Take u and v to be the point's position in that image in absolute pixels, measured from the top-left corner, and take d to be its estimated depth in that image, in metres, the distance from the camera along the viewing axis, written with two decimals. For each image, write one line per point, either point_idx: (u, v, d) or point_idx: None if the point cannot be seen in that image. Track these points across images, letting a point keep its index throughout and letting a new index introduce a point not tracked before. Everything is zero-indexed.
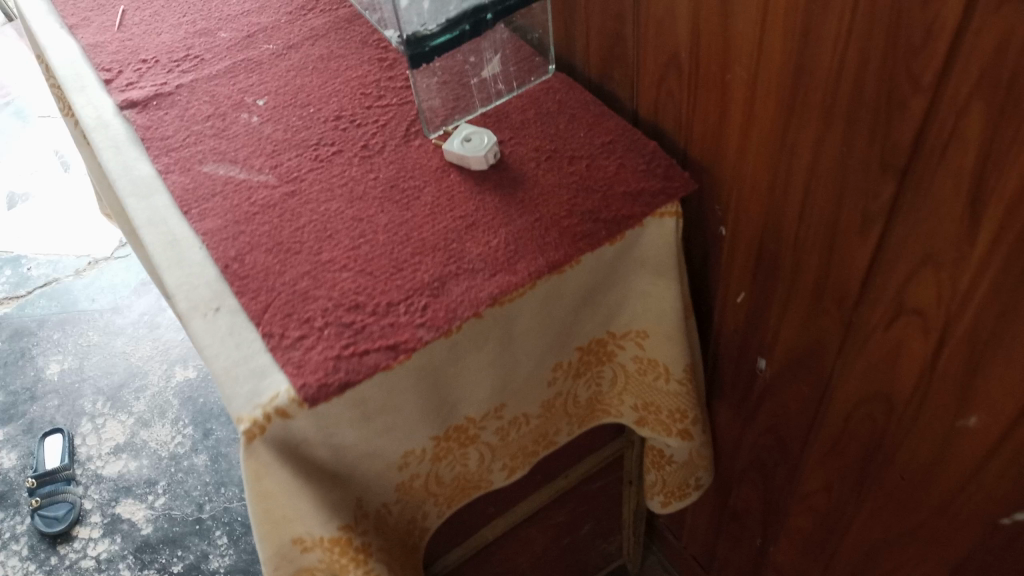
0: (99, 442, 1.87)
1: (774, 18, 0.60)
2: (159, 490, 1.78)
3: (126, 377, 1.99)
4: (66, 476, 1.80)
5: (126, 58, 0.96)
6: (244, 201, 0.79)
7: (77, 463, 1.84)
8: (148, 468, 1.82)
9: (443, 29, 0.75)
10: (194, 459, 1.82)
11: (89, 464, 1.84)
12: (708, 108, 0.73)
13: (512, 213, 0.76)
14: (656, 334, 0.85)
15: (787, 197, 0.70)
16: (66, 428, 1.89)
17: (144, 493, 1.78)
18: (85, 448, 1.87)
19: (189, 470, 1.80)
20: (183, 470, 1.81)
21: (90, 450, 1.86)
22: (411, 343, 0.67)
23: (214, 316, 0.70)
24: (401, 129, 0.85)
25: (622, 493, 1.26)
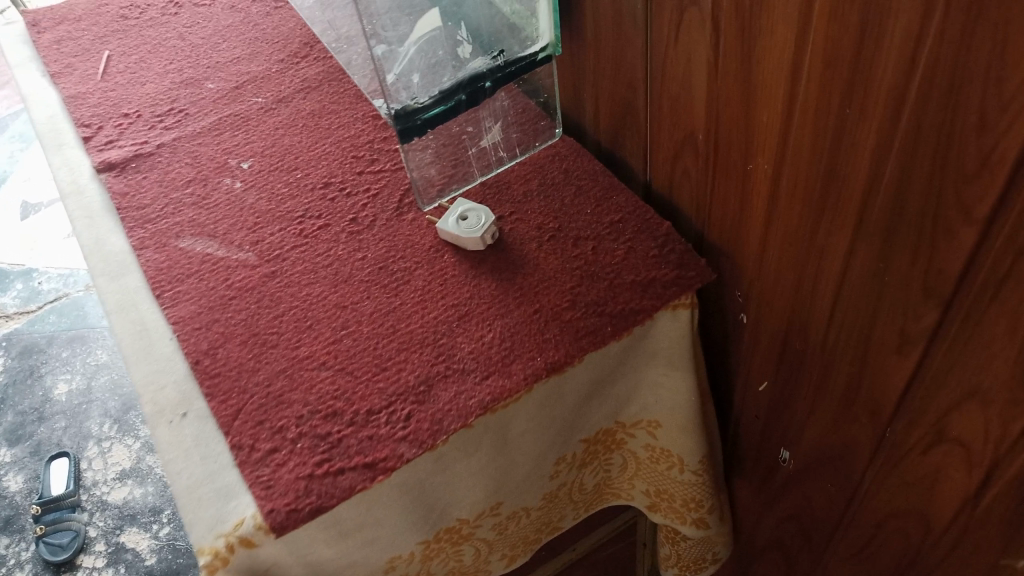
0: (105, 467, 1.82)
1: (803, 114, 0.52)
2: (165, 519, 1.72)
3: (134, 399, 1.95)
4: (71, 504, 1.75)
5: (108, 112, 0.90)
6: (220, 283, 0.73)
7: (82, 488, 1.79)
8: (154, 496, 1.77)
9: (437, 100, 0.69)
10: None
11: (94, 489, 1.79)
12: (728, 194, 0.65)
13: (509, 302, 0.69)
14: (669, 425, 0.77)
15: (814, 299, 0.62)
16: (72, 452, 1.84)
17: (149, 521, 1.73)
18: (91, 473, 1.82)
19: None
20: None
21: (96, 475, 1.81)
22: (391, 461, 0.61)
23: (180, 423, 0.65)
24: (393, 199, 0.78)
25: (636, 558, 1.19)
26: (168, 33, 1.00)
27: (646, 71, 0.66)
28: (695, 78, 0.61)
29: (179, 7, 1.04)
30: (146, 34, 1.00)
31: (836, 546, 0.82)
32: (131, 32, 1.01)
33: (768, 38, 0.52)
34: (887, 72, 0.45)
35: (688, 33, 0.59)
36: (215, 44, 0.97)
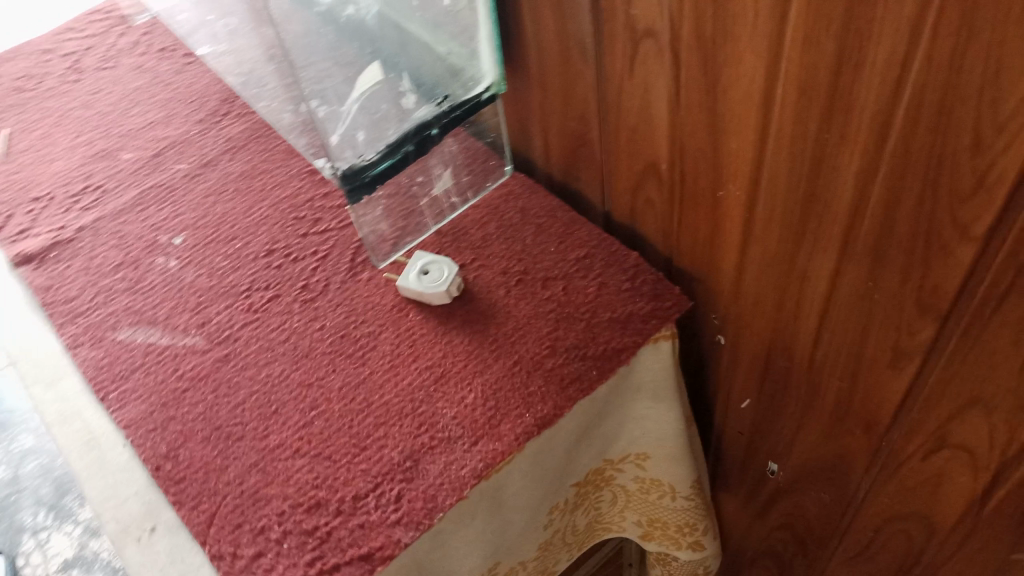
0: (45, 560, 1.55)
1: (778, 141, 0.51)
2: None
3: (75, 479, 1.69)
4: None
5: (17, 198, 0.84)
6: (170, 374, 0.68)
7: None
8: None
9: (384, 154, 0.65)
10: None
11: None
12: (697, 222, 0.64)
13: (486, 357, 0.66)
14: (659, 456, 0.75)
15: (798, 319, 0.61)
16: (2, 551, 1.56)
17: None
18: (29, 569, 1.54)
19: None
20: None
21: (35, 571, 1.54)
22: (388, 549, 0.57)
23: (149, 539, 0.60)
24: (344, 260, 0.74)
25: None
26: (72, 103, 0.93)
27: (599, 103, 0.64)
28: (656, 110, 0.59)
29: (79, 73, 0.97)
30: (47, 107, 0.93)
31: (834, 552, 0.81)
32: (30, 106, 0.94)
33: (735, 67, 0.50)
34: (870, 97, 0.44)
35: (645, 64, 0.57)
36: (125, 111, 0.91)
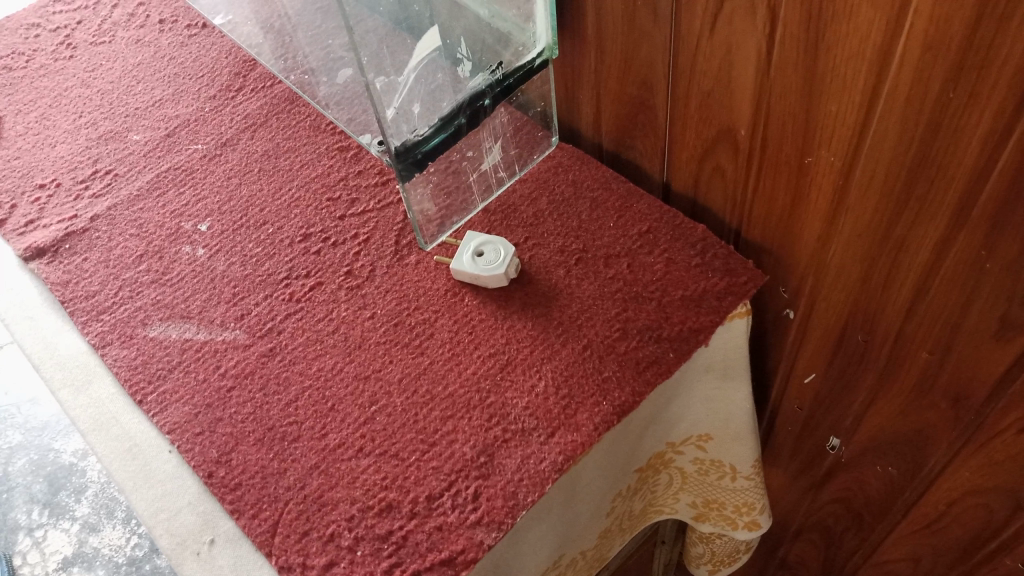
0: (43, 557, 1.39)
1: (890, 102, 0.48)
2: None
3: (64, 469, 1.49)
4: None
5: (19, 186, 0.77)
6: (212, 372, 0.63)
7: None
8: None
9: (437, 129, 0.61)
10: (158, 561, 1.40)
11: None
12: (775, 191, 0.60)
13: (553, 342, 0.62)
14: (723, 436, 0.72)
15: (887, 290, 0.58)
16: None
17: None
18: (27, 569, 1.38)
19: (156, 573, 1.38)
20: (148, 575, 1.38)
21: (34, 570, 1.38)
22: (472, 552, 0.53)
23: (209, 553, 0.55)
24: (389, 242, 0.69)
25: (653, 565, 1.13)
26: (68, 81, 0.86)
27: (668, 66, 0.60)
28: (739, 71, 0.55)
29: (72, 48, 0.90)
30: (41, 85, 0.86)
31: (893, 525, 0.80)
32: (21, 85, 0.86)
33: (845, 23, 0.47)
34: (1012, 54, 0.40)
35: (730, 22, 0.53)
36: (128, 88, 0.85)
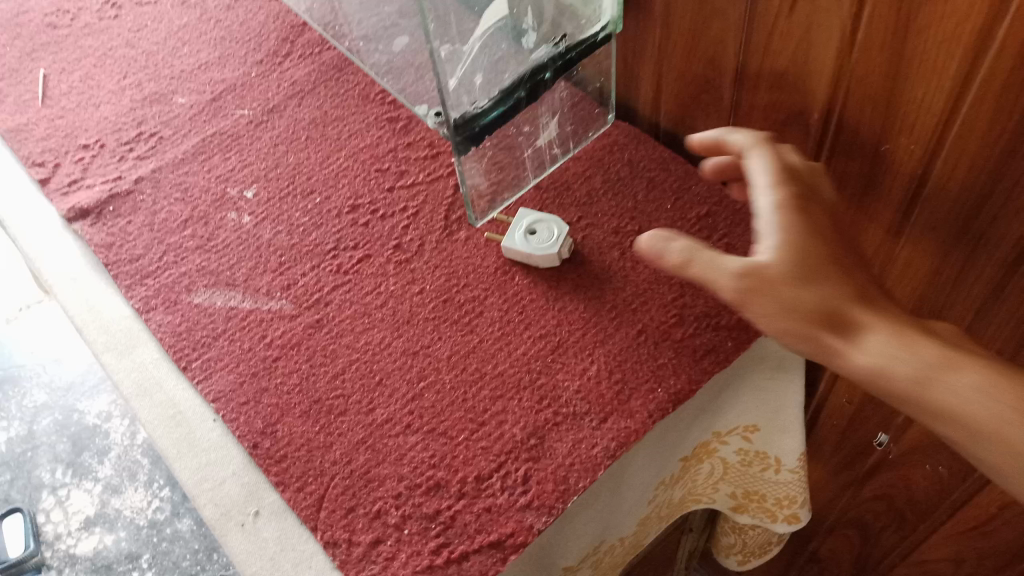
0: (65, 517, 1.33)
1: (984, 90, 0.46)
2: (145, 565, 1.29)
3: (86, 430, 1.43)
4: (36, 564, 1.29)
5: (63, 146, 0.76)
6: (258, 342, 0.62)
7: (44, 545, 1.31)
8: (128, 542, 1.31)
9: (496, 101, 0.59)
10: (180, 525, 1.32)
11: (58, 543, 1.31)
12: (845, 178, 0.58)
13: (606, 325, 0.61)
14: (770, 427, 0.71)
15: (958, 287, 0.56)
16: (23, 508, 1.33)
17: (127, 570, 1.28)
18: (50, 528, 1.33)
19: (175, 537, 1.32)
20: (167, 538, 1.32)
21: (56, 530, 1.32)
22: (521, 536, 0.52)
23: (254, 525, 0.55)
24: (438, 217, 0.68)
25: (677, 555, 1.11)
26: (113, 41, 0.85)
27: (739, 45, 0.58)
28: (817, 52, 0.53)
29: (117, 7, 0.88)
30: (85, 44, 0.85)
31: (937, 524, 0.78)
32: (65, 43, 0.85)
33: (944, 3, 0.44)
34: None
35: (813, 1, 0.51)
36: (174, 49, 0.83)
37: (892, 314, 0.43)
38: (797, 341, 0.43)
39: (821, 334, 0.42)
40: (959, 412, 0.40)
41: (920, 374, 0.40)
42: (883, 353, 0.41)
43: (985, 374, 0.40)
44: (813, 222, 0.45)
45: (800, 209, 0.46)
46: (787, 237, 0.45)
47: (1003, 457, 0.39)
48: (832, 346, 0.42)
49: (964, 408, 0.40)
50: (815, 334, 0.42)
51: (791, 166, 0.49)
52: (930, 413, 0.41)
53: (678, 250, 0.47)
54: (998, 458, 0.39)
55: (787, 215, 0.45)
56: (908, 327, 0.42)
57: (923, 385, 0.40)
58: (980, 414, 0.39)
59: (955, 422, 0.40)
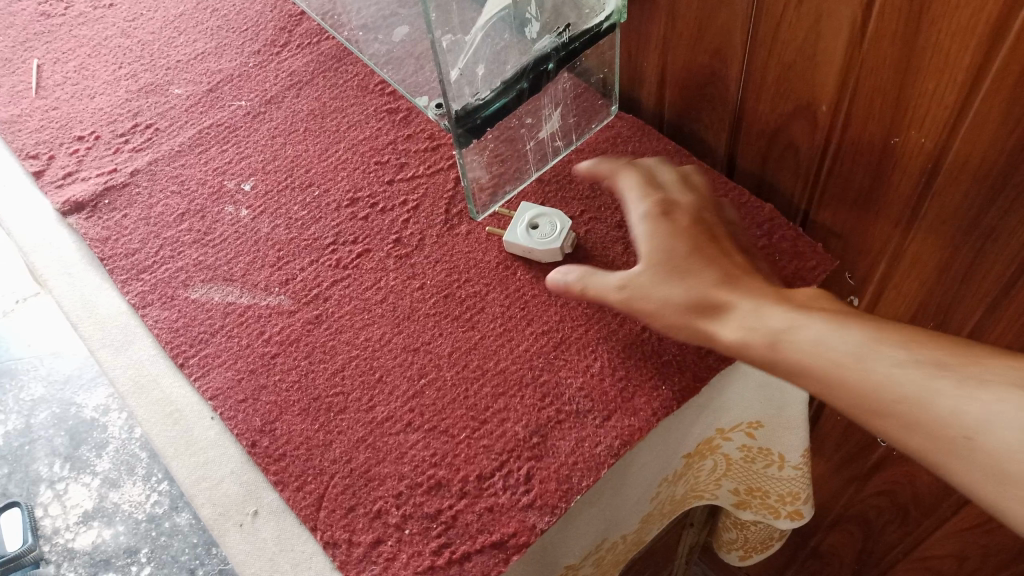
0: (64, 510, 1.32)
1: (998, 81, 0.45)
2: (143, 559, 1.28)
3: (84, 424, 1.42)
4: (33, 560, 1.26)
5: (57, 137, 0.75)
6: (256, 338, 0.61)
7: (41, 539, 1.30)
8: (126, 535, 1.30)
9: (499, 92, 0.58)
10: (179, 519, 1.31)
11: (57, 537, 1.30)
12: (853, 172, 0.57)
13: (609, 321, 0.60)
14: (775, 424, 0.70)
15: (967, 283, 0.56)
16: (21, 501, 1.32)
17: (125, 564, 1.27)
18: (48, 521, 1.31)
19: (174, 531, 1.31)
20: (166, 532, 1.31)
21: (54, 523, 1.31)
22: (524, 536, 0.51)
23: (253, 525, 0.54)
24: (439, 211, 0.67)
25: (677, 550, 1.10)
26: (108, 30, 0.84)
27: (746, 35, 0.57)
28: (826, 43, 0.52)
29: None
30: (80, 34, 0.84)
31: (942, 520, 0.78)
32: (60, 33, 0.84)
33: None
34: None
35: None
36: (170, 39, 0.82)
37: (751, 292, 0.48)
38: (672, 327, 0.50)
39: (687, 319, 0.49)
40: (804, 367, 0.43)
41: (768, 338, 0.45)
42: (739, 327, 0.46)
43: (824, 327, 0.44)
44: (671, 226, 0.53)
45: (660, 217, 0.54)
46: (650, 245, 0.53)
47: (860, 400, 0.42)
48: (701, 329, 0.48)
49: (808, 361, 0.43)
50: (680, 317, 0.49)
51: (663, 183, 0.58)
52: (784, 372, 0.45)
53: (572, 276, 0.55)
54: (847, 401, 0.42)
55: (649, 224, 0.54)
56: (763, 302, 0.47)
57: (775, 348, 0.45)
58: (823, 364, 0.43)
59: (804, 376, 0.44)
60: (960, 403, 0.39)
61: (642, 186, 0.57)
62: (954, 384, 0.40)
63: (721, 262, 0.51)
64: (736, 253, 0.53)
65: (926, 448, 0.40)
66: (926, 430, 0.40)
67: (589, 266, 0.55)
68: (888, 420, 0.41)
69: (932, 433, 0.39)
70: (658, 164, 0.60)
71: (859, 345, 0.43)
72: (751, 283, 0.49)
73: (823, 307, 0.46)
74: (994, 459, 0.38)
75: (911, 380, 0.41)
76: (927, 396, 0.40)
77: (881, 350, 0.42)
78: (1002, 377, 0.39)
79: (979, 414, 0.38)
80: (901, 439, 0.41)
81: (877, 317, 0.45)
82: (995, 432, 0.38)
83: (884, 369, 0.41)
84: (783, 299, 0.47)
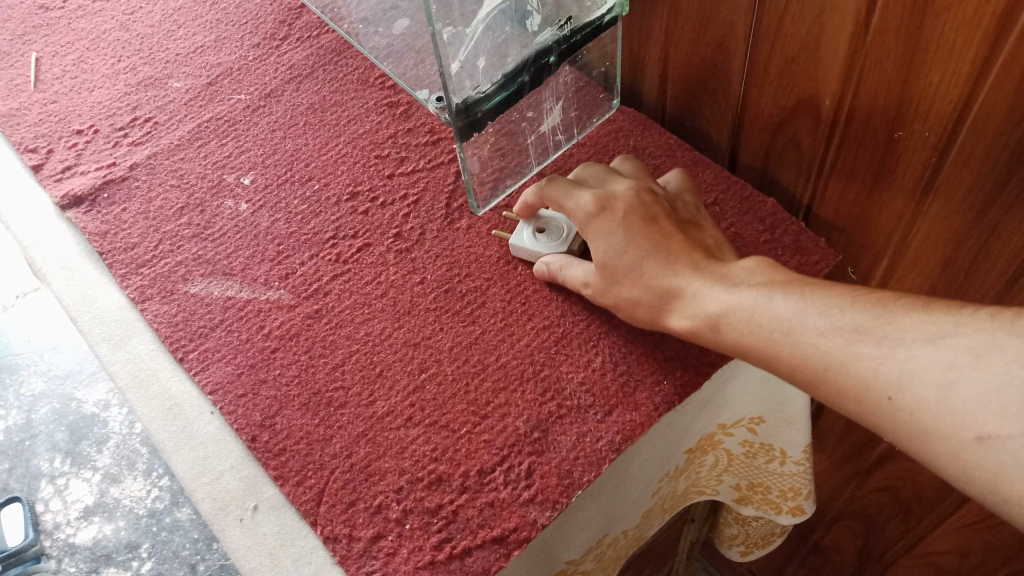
0: (64, 505, 1.32)
1: (1004, 74, 0.44)
2: (143, 554, 1.27)
3: (84, 420, 1.41)
4: (34, 554, 1.25)
5: (56, 131, 0.74)
6: (256, 332, 0.60)
7: (42, 534, 1.29)
8: (127, 530, 1.29)
9: (500, 86, 0.57)
10: (180, 514, 1.31)
11: (58, 532, 1.29)
12: (856, 166, 0.57)
13: (610, 316, 0.59)
14: (776, 419, 0.70)
15: (970, 277, 0.55)
16: (21, 496, 1.31)
17: (126, 560, 1.26)
18: (49, 517, 1.31)
19: (175, 526, 1.30)
20: (167, 527, 1.30)
21: (55, 518, 1.30)
22: (525, 531, 0.51)
23: (252, 520, 0.53)
24: (439, 205, 0.66)
25: (678, 545, 1.10)
26: (107, 24, 0.84)
27: (748, 28, 0.57)
28: (829, 36, 0.52)
29: None
30: (78, 27, 0.83)
31: (944, 516, 0.77)
32: (58, 26, 0.84)
33: None
34: None
35: None
36: (169, 33, 0.82)
37: (691, 272, 0.51)
38: (633, 317, 0.54)
39: (642, 309, 0.53)
40: (744, 345, 0.46)
41: (710, 323, 0.48)
42: (685, 312, 0.50)
43: (755, 304, 0.47)
44: (608, 216, 0.55)
45: (597, 216, 0.55)
46: (593, 241, 0.55)
47: (793, 370, 0.44)
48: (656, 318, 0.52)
49: (747, 340, 0.46)
50: (635, 307, 0.53)
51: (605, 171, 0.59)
52: (730, 352, 0.48)
53: (548, 272, 0.60)
54: (785, 373, 0.45)
55: (587, 218, 0.56)
56: (704, 283, 0.50)
57: (715, 328, 0.48)
58: (759, 342, 0.46)
59: (746, 354, 0.47)
60: (879, 365, 0.41)
61: (572, 187, 0.58)
62: (874, 347, 0.41)
63: (660, 246, 0.53)
64: (677, 230, 0.54)
65: (856, 409, 0.42)
66: (854, 394, 0.42)
67: (567, 255, 0.59)
68: (822, 389, 0.43)
69: (859, 396, 0.42)
70: (587, 167, 0.60)
71: (788, 318, 0.45)
72: (690, 262, 0.51)
73: (759, 281, 0.48)
74: (912, 414, 0.40)
75: (836, 346, 0.43)
76: (850, 361, 0.42)
77: (806, 316, 0.44)
78: (915, 334, 0.41)
79: (894, 374, 0.40)
80: (837, 405, 0.43)
81: (809, 282, 0.47)
82: (911, 389, 0.40)
83: (812, 341, 0.44)
84: (721, 275, 0.50)
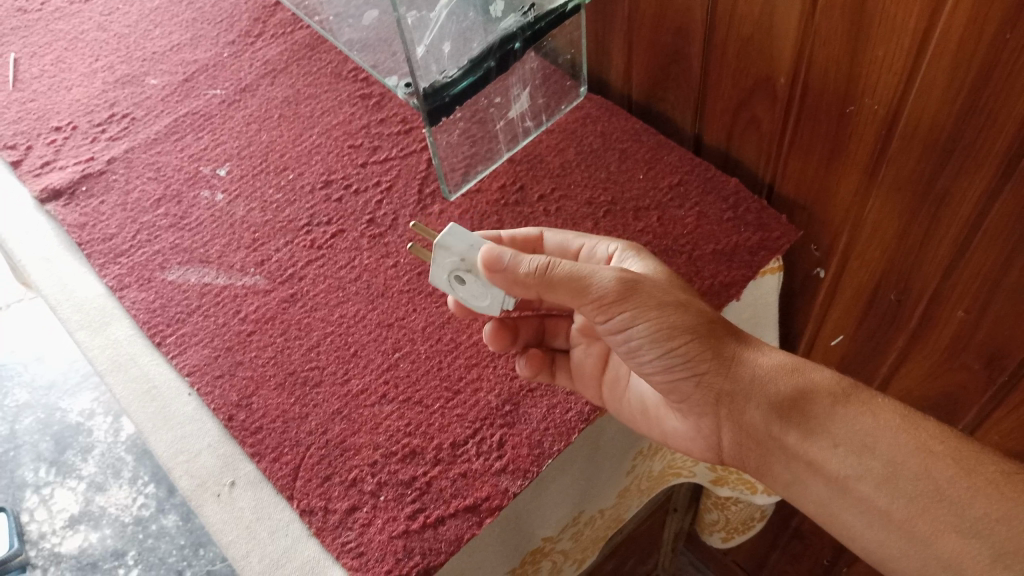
0: (50, 515, 1.30)
1: (940, 46, 0.46)
2: (129, 562, 1.26)
3: (67, 428, 1.40)
4: (20, 564, 1.25)
5: (34, 128, 0.76)
6: (232, 317, 0.62)
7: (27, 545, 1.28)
8: (113, 538, 1.29)
9: (466, 71, 0.58)
10: (166, 521, 1.30)
11: (43, 542, 1.28)
12: (813, 144, 0.59)
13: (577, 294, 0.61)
14: None
15: (924, 248, 0.57)
16: (6, 507, 1.31)
17: (113, 567, 1.26)
18: (34, 527, 1.29)
19: (160, 534, 1.29)
20: (153, 535, 1.29)
21: (40, 528, 1.29)
22: (496, 500, 0.52)
23: (230, 495, 0.54)
24: (412, 191, 0.68)
25: (662, 536, 1.11)
26: (84, 24, 0.85)
27: (706, 12, 0.59)
28: (782, 16, 0.54)
29: None
30: (56, 28, 0.85)
31: None
32: (36, 27, 0.85)
33: None
34: None
35: None
36: (146, 32, 0.83)
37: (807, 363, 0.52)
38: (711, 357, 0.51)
39: (722, 354, 0.51)
40: (874, 438, 0.48)
41: (835, 399, 0.50)
42: (803, 375, 0.51)
43: (898, 413, 0.49)
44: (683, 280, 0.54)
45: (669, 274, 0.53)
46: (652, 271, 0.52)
47: (923, 484, 0.46)
48: (725, 362, 0.51)
49: (880, 442, 0.48)
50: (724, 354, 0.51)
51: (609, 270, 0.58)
52: (849, 432, 0.49)
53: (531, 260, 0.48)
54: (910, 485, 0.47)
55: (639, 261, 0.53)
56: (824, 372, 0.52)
57: (841, 406, 0.49)
58: (894, 453, 0.47)
59: (862, 452, 0.48)
60: None
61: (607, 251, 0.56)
62: None
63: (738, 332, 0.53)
64: None
65: (987, 558, 0.44)
66: (1002, 557, 0.44)
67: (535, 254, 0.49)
68: (950, 531, 0.45)
69: (1004, 559, 0.44)
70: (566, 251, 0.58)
71: (936, 445, 0.47)
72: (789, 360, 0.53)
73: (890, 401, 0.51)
74: None
75: (1000, 502, 0.45)
76: (1013, 528, 0.44)
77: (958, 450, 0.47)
78: None
79: None
80: (957, 554, 0.45)
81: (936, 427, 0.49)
82: None
83: (968, 483, 0.46)
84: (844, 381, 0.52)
